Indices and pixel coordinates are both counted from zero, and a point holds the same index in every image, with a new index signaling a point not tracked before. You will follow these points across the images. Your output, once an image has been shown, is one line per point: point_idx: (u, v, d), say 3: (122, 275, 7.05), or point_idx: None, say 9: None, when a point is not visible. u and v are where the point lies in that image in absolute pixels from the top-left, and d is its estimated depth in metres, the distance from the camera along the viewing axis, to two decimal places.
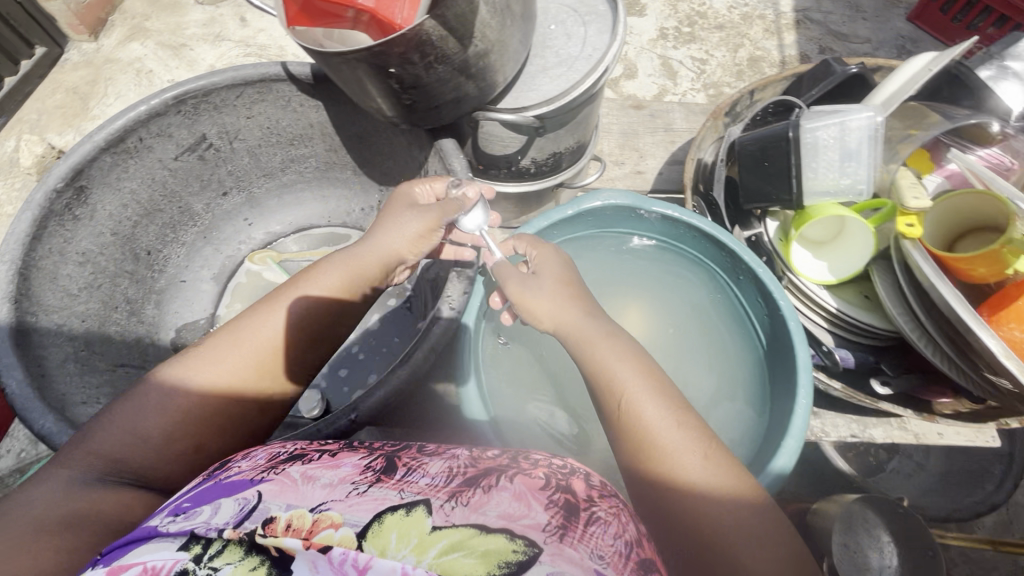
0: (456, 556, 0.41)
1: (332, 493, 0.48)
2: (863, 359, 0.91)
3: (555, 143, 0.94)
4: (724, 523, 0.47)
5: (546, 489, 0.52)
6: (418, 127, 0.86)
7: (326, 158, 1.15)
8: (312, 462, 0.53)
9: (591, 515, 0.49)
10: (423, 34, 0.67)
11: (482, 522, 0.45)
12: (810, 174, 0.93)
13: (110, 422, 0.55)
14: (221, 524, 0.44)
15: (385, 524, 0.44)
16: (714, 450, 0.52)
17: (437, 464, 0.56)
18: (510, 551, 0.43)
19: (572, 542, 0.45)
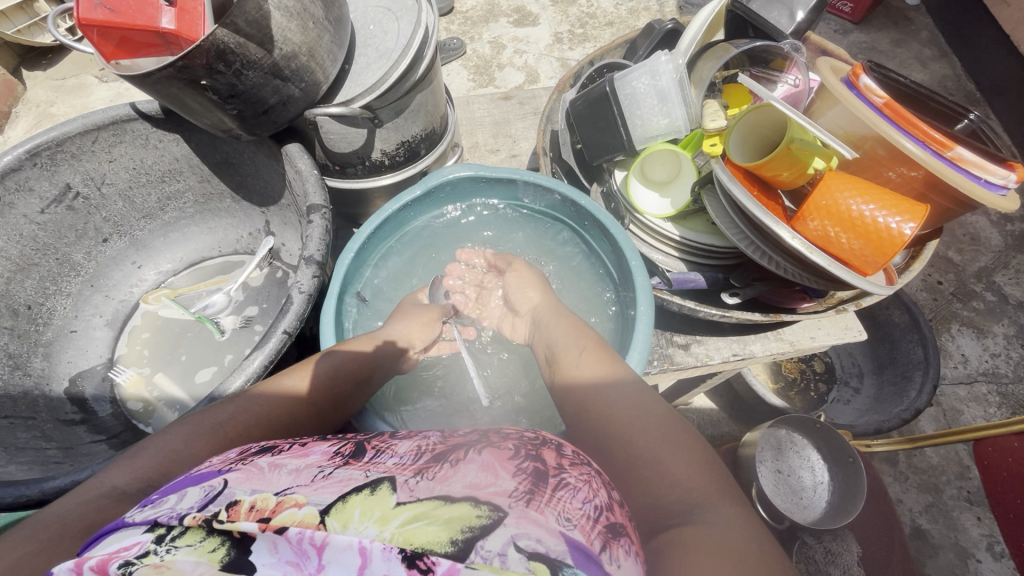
0: (417, 525, 0.42)
1: (291, 478, 0.49)
2: (714, 277, 1.01)
3: (400, 131, 1.01)
4: (648, 428, 0.61)
5: (515, 460, 0.53)
6: (261, 135, 0.91)
7: (201, 190, 1.20)
8: (282, 454, 0.56)
9: (558, 482, 0.50)
10: (219, 43, 0.72)
11: (445, 496, 0.46)
12: (636, 121, 1.01)
13: (158, 444, 0.58)
14: (184, 509, 0.45)
15: (349, 502, 0.44)
16: (626, 382, 0.69)
17: (340, 446, 0.57)
18: (445, 504, 0.44)
19: (538, 507, 0.45)
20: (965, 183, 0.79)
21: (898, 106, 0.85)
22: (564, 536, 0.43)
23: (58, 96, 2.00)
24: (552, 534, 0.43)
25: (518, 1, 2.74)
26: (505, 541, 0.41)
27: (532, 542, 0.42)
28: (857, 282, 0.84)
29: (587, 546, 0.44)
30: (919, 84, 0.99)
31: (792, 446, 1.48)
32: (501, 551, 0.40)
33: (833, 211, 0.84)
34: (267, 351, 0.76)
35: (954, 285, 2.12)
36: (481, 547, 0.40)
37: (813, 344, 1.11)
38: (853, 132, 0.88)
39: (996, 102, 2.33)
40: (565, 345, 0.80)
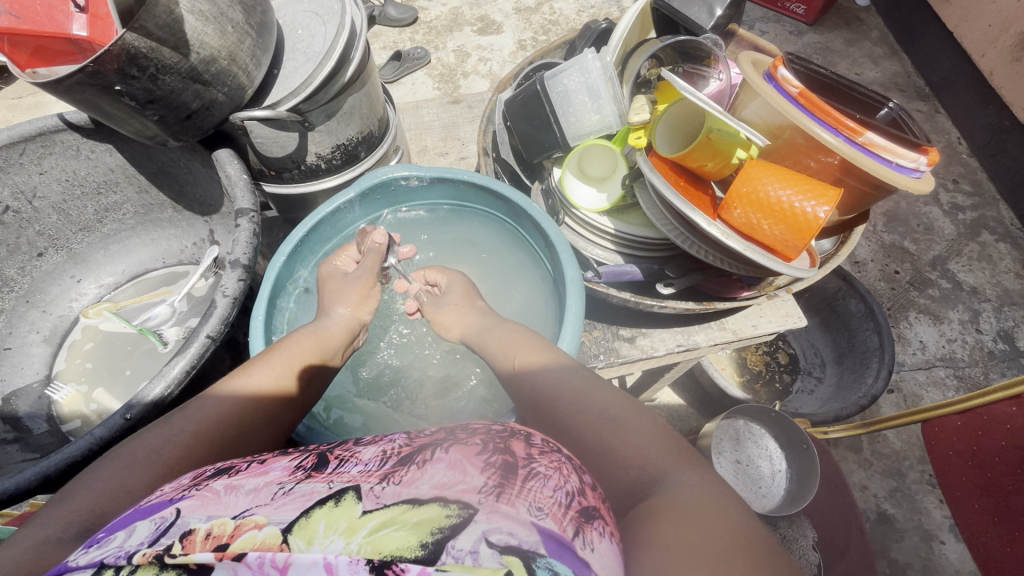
0: (385, 532, 0.39)
1: (248, 499, 0.45)
2: (650, 268, 1.01)
3: (334, 134, 1.01)
4: (607, 412, 0.61)
5: (484, 454, 0.50)
6: (188, 141, 0.90)
7: (140, 201, 1.18)
8: (241, 472, 0.51)
9: (528, 472, 0.47)
10: (130, 48, 0.72)
11: (413, 499, 0.43)
12: (569, 117, 1.02)
13: (87, 484, 0.54)
14: (133, 546, 0.41)
15: (313, 517, 0.41)
16: (582, 372, 0.68)
17: (303, 456, 0.54)
18: (413, 507, 0.42)
19: (509, 499, 0.43)
20: (874, 168, 0.83)
21: (811, 95, 0.88)
22: (536, 527, 0.41)
23: (14, 114, 1.96)
24: (524, 526, 0.41)
25: (482, 11, 2.77)
26: (476, 538, 0.39)
27: (505, 536, 0.40)
28: (778, 266, 0.86)
29: (559, 533, 0.42)
30: (840, 75, 1.02)
31: (750, 436, 1.50)
32: (473, 548, 0.38)
33: (754, 198, 0.86)
34: (188, 356, 0.74)
35: (910, 273, 2.12)
36: (451, 547, 0.38)
37: (755, 332, 1.12)
38: (771, 122, 0.91)
39: (945, 96, 2.42)
40: (509, 342, 0.78)
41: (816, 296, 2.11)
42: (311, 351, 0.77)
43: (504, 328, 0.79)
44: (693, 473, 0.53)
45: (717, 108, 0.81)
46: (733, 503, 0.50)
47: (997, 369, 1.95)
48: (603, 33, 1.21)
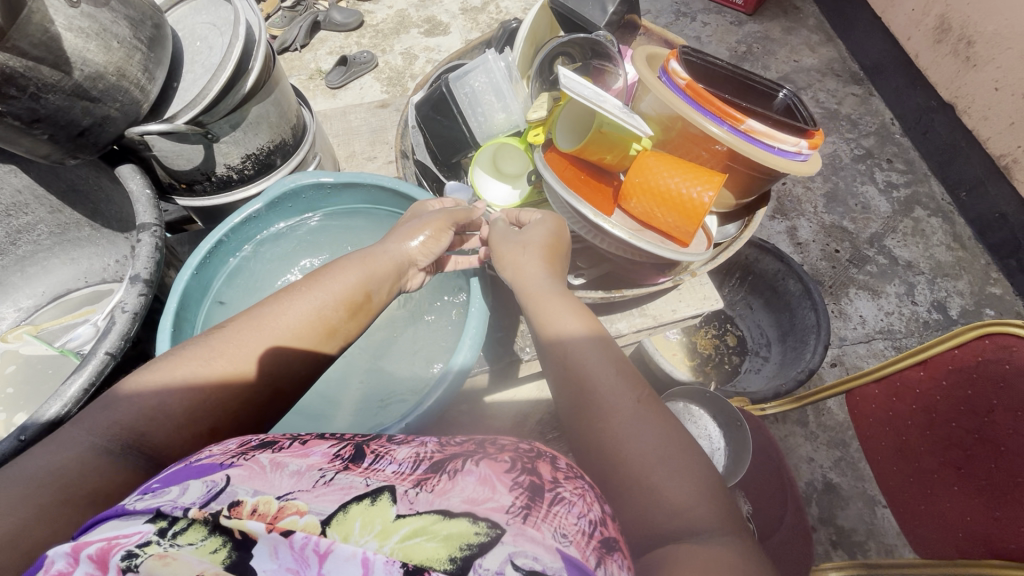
0: (417, 541, 0.40)
1: (293, 481, 0.46)
2: None
3: (242, 144, 1.01)
4: (654, 448, 0.58)
5: (512, 472, 0.50)
6: (86, 158, 0.89)
7: (55, 221, 1.16)
8: (285, 448, 0.52)
9: (554, 496, 0.48)
10: (4, 69, 0.71)
11: (444, 509, 0.44)
12: (479, 117, 1.05)
13: (122, 400, 0.58)
14: (187, 502, 0.43)
15: (350, 513, 0.42)
16: (640, 393, 0.64)
17: (341, 444, 0.53)
18: (444, 518, 0.43)
19: (534, 523, 0.44)
20: (754, 155, 0.87)
21: (698, 86, 0.91)
22: (560, 553, 0.42)
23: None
24: (549, 551, 0.41)
25: (429, 12, 2.77)
26: (503, 559, 0.40)
27: (530, 561, 0.40)
28: (671, 252, 0.89)
29: (582, 561, 0.43)
30: (735, 66, 1.06)
31: (689, 417, 1.51)
32: (499, 569, 0.39)
33: (650, 187, 0.90)
34: (87, 373, 0.74)
35: (849, 251, 2.17)
36: (479, 566, 0.39)
37: (674, 317, 1.16)
38: (663, 116, 0.95)
39: (878, 79, 2.50)
40: (562, 320, 0.74)
41: (758, 278, 2.16)
42: (346, 297, 0.75)
43: (564, 304, 0.76)
44: (728, 539, 0.50)
45: (601, 105, 0.84)
46: None
47: (931, 337, 1.99)
48: (511, 29, 1.22)
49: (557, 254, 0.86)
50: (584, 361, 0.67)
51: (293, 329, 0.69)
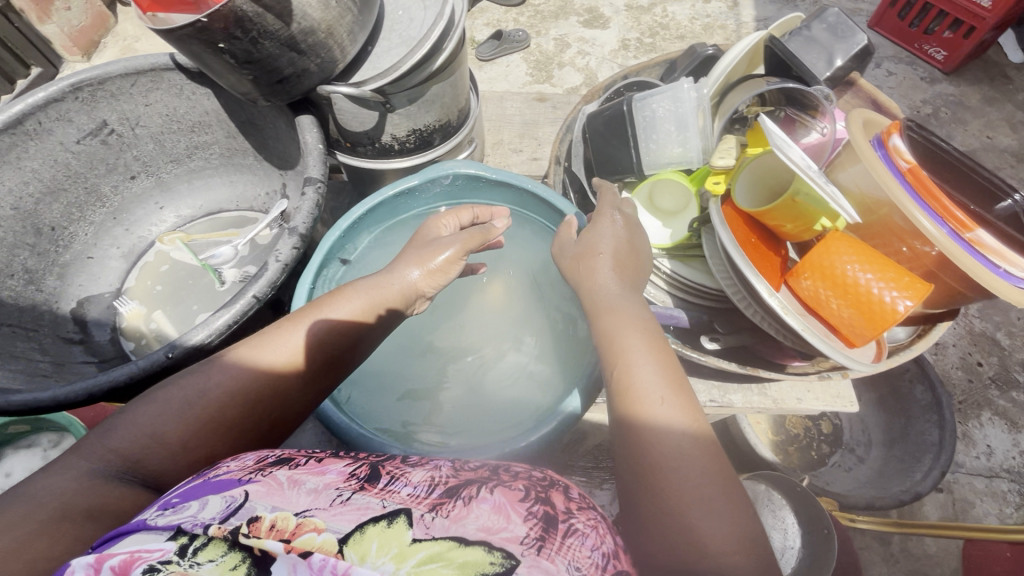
0: (433, 565, 0.42)
1: (311, 499, 0.49)
2: (697, 319, 0.99)
3: (412, 118, 1.02)
4: (694, 490, 0.51)
5: (526, 501, 0.51)
6: (275, 102, 0.92)
7: (227, 144, 1.24)
8: (301, 466, 0.55)
9: (567, 528, 0.49)
10: (238, 11, 0.75)
11: (460, 537, 0.46)
12: (650, 144, 0.98)
13: (128, 420, 0.60)
14: (206, 518, 0.46)
15: (367, 533, 0.45)
16: (690, 420, 0.56)
17: (357, 466, 0.56)
18: (459, 546, 0.45)
19: (548, 555, 0.45)
20: (974, 272, 0.73)
21: (923, 174, 0.78)
22: None
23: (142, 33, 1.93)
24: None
25: (592, 2, 2.68)
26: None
27: None
28: (837, 354, 0.79)
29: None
30: (963, 154, 0.91)
31: (768, 504, 1.38)
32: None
33: (830, 274, 0.79)
34: (234, 311, 0.78)
35: (994, 369, 1.75)
36: None
37: (798, 407, 1.05)
38: (870, 195, 0.83)
39: None
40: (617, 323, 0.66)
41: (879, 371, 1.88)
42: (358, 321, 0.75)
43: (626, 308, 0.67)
44: None
45: (809, 174, 0.74)
46: None
47: None
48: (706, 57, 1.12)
49: (634, 266, 0.75)
50: (630, 372, 0.60)
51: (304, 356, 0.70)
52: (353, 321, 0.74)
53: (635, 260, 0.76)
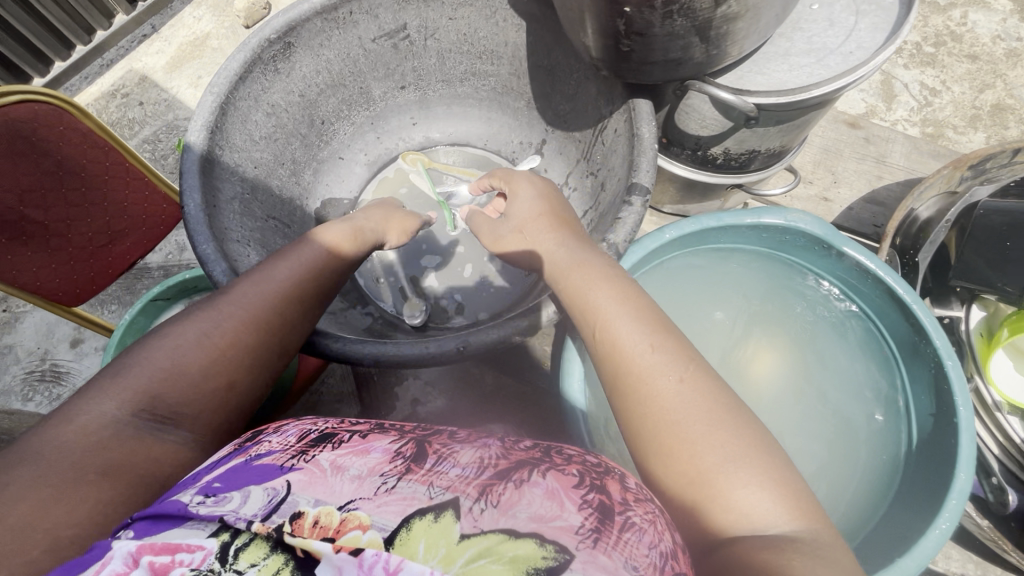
0: (482, 561, 0.54)
1: (354, 488, 0.62)
2: None
3: None
4: (701, 429, 0.68)
5: (581, 489, 0.66)
6: None
7: None
8: (343, 451, 0.70)
9: (624, 522, 0.62)
10: None
11: (511, 529, 0.58)
12: None
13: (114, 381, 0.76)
14: (249, 514, 0.57)
15: (413, 534, 0.56)
16: (682, 371, 0.73)
17: (400, 445, 0.72)
18: (510, 539, 0.57)
19: (606, 552, 0.57)
20: None
21: None
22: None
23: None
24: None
25: None
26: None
27: None
28: None
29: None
30: None
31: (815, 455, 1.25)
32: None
33: None
34: None
35: None
36: None
37: None
38: None
39: None
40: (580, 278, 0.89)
41: None
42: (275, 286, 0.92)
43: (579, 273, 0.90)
44: (794, 511, 0.63)
45: None
46: (849, 557, 0.59)
47: None
48: None
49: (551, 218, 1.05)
50: (613, 326, 0.80)
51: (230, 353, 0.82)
52: (283, 294, 0.92)
53: (556, 215, 1.04)
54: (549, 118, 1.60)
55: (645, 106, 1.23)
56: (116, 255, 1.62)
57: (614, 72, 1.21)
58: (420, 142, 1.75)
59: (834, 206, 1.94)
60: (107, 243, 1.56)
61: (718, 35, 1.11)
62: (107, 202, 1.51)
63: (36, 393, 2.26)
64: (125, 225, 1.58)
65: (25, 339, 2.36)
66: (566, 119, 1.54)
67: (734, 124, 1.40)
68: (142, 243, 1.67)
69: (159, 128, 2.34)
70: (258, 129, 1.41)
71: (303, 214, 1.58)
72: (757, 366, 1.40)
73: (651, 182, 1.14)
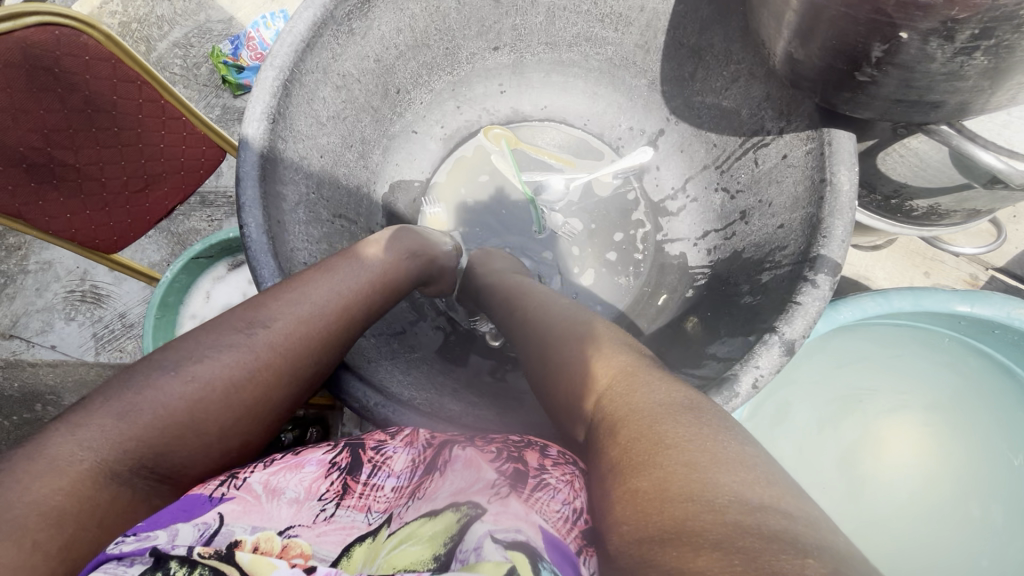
0: (405, 548, 0.70)
1: (292, 514, 0.75)
2: None
3: None
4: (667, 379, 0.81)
5: (497, 461, 0.83)
6: None
7: None
8: (274, 470, 0.81)
9: (540, 487, 0.79)
10: None
11: (431, 510, 0.75)
12: None
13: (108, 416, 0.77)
14: (185, 543, 0.67)
15: (354, 557, 0.71)
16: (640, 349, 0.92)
17: (333, 457, 0.85)
18: (428, 521, 0.74)
19: (510, 501, 0.74)
20: None
21: None
22: (541, 530, 0.71)
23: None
24: (529, 527, 0.71)
25: None
26: (482, 535, 0.69)
27: (505, 533, 0.69)
28: None
29: (567, 550, 0.71)
30: None
31: None
32: (479, 544, 0.67)
33: None
34: None
35: None
36: (459, 552, 0.68)
37: None
38: None
39: None
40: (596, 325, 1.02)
41: None
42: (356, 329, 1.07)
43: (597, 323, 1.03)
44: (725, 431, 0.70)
45: None
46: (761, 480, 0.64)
47: None
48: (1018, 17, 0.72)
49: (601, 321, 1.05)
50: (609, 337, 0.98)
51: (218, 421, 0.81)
52: (322, 318, 0.94)
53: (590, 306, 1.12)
54: (675, 106, 1.57)
55: (846, 143, 1.10)
56: (154, 201, 1.65)
57: (825, 99, 1.01)
58: (505, 114, 1.76)
59: (1009, 245, 1.72)
60: (142, 189, 1.59)
61: (1018, 82, 0.82)
62: (143, 144, 1.51)
63: (78, 313, 2.25)
64: (160, 171, 1.59)
65: (65, 258, 2.30)
66: (700, 113, 1.51)
67: (970, 183, 1.07)
68: (177, 190, 1.68)
69: (192, 34, 2.46)
70: (325, 108, 1.35)
71: (365, 198, 1.56)
72: (888, 447, 1.52)
73: (841, 255, 1.04)
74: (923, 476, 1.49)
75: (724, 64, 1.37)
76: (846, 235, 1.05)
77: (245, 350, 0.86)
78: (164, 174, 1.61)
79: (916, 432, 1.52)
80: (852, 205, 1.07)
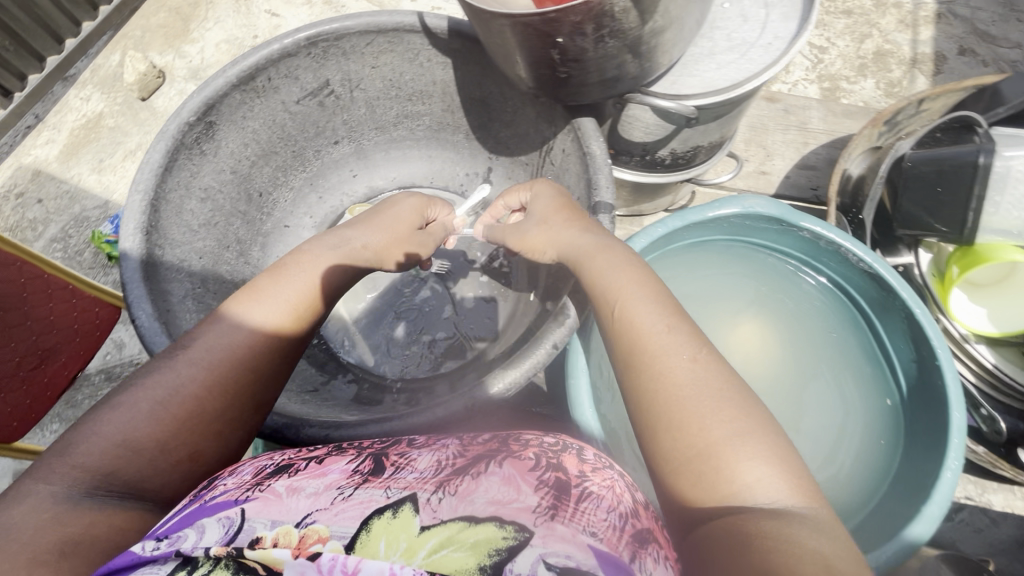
0: (447, 553, 0.73)
1: (311, 502, 0.79)
2: None
3: None
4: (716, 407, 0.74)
5: (535, 472, 0.93)
6: None
7: None
8: (299, 476, 0.86)
9: (584, 498, 0.90)
10: None
11: (469, 519, 0.80)
12: None
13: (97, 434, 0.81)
14: (210, 542, 0.70)
15: (374, 535, 0.74)
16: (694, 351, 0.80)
17: (355, 465, 0.91)
18: (469, 526, 0.78)
19: (562, 522, 0.81)
20: None
21: None
22: (593, 550, 0.78)
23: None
24: (579, 552, 0.77)
25: None
26: (535, 562, 0.74)
27: (564, 558, 0.75)
28: None
29: (616, 559, 0.78)
30: None
31: None
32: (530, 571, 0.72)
33: None
34: None
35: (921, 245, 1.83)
36: (511, 568, 0.72)
37: None
38: None
39: None
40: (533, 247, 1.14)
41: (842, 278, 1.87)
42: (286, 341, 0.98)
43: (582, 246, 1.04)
44: (795, 486, 0.69)
45: None
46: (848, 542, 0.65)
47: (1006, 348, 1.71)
48: (609, 11, 1.15)
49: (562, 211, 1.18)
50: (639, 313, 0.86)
51: (166, 439, 0.83)
52: (219, 370, 0.90)
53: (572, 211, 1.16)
54: (490, 146, 1.95)
55: (589, 124, 1.46)
56: (55, 376, 1.69)
57: (553, 98, 1.41)
58: (363, 193, 2.09)
59: (773, 176, 2.23)
60: (39, 364, 1.62)
61: (647, 49, 1.30)
62: (32, 320, 1.58)
63: None
64: (55, 342, 1.65)
65: None
66: (508, 144, 1.89)
67: (676, 127, 1.58)
68: (77, 358, 1.75)
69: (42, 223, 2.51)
70: (194, 218, 1.61)
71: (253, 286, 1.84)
72: (731, 342, 1.74)
73: (612, 198, 1.36)
74: (761, 361, 1.71)
75: (505, 104, 1.76)
76: (609, 183, 1.38)
77: (164, 395, 0.85)
78: (59, 345, 1.67)
79: (745, 329, 1.75)
80: (606, 162, 1.42)
